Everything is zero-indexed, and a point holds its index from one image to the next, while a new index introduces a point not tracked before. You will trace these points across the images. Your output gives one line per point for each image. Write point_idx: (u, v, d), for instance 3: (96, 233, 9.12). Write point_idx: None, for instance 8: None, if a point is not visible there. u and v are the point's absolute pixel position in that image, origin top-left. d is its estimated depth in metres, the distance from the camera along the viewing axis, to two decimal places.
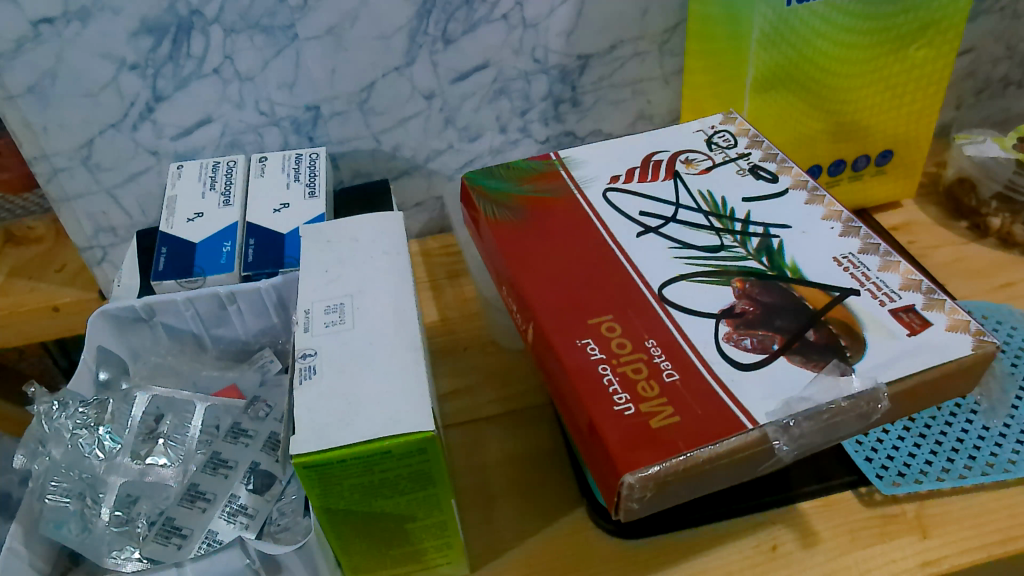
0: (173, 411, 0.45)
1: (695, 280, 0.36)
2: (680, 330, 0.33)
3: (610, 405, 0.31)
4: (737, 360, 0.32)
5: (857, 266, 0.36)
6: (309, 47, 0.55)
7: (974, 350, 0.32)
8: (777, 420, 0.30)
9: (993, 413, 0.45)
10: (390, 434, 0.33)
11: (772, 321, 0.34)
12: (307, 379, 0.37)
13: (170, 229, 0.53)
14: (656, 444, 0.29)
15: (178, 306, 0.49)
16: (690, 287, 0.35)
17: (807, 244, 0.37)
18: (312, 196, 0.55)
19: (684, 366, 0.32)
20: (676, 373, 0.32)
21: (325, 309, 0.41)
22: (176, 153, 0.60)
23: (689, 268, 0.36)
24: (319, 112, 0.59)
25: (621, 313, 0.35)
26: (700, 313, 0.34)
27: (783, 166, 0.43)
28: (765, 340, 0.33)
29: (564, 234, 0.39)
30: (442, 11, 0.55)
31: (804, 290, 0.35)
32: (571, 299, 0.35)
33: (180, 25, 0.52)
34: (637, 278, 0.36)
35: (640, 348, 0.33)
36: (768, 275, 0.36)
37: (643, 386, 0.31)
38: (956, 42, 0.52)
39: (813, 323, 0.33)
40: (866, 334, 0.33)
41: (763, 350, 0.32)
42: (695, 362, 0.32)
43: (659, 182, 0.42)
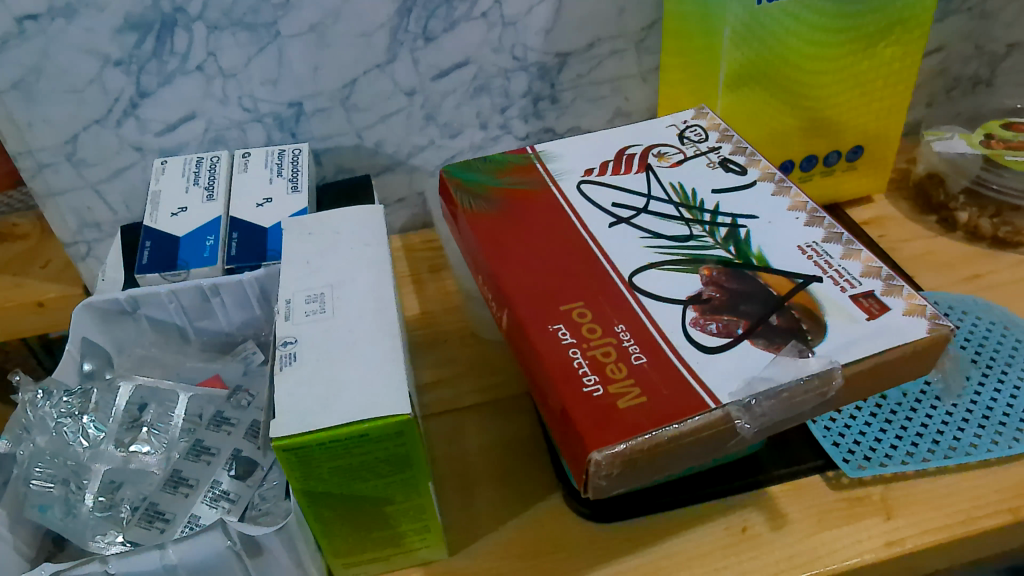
0: (156, 400, 0.46)
1: (664, 268, 0.37)
2: (648, 316, 0.35)
3: (579, 386, 0.32)
4: (702, 343, 0.33)
5: (820, 255, 0.37)
6: (292, 44, 0.56)
7: (929, 333, 0.33)
8: (739, 400, 0.31)
9: (948, 396, 0.47)
10: (368, 417, 0.35)
11: (737, 306, 0.35)
12: (287, 366, 0.38)
13: (154, 223, 0.54)
14: (623, 423, 0.30)
15: (162, 299, 0.50)
16: (659, 274, 0.37)
17: (773, 234, 0.39)
18: (295, 190, 0.56)
19: (652, 350, 0.33)
20: (643, 357, 0.33)
21: (306, 299, 0.42)
22: (160, 149, 0.60)
23: (659, 256, 0.38)
24: (301, 109, 0.60)
25: (592, 299, 0.36)
26: (667, 300, 0.35)
27: (752, 159, 0.44)
28: (730, 325, 0.34)
29: (539, 225, 0.40)
30: (422, 9, 0.56)
31: (769, 276, 0.36)
32: (543, 286, 0.37)
33: (164, 22, 0.53)
34: (609, 266, 0.37)
35: (610, 332, 0.34)
36: (735, 263, 0.37)
37: (612, 368, 0.32)
38: (923, 39, 0.54)
39: (777, 308, 0.35)
40: (828, 318, 0.34)
41: (728, 334, 0.33)
42: (662, 346, 0.33)
43: (631, 175, 0.43)
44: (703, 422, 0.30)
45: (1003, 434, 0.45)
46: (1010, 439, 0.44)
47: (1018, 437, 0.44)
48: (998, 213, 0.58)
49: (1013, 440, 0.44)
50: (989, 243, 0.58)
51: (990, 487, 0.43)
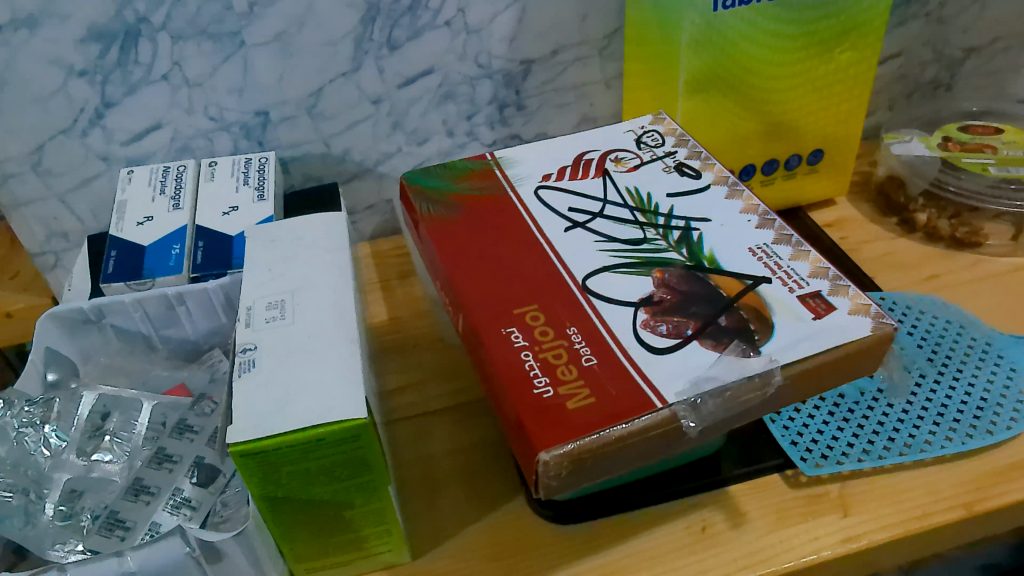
0: (120, 409, 0.46)
1: (618, 270, 0.38)
2: (600, 318, 0.35)
3: (531, 388, 0.32)
4: (652, 345, 0.34)
5: (770, 256, 0.38)
6: (257, 53, 0.57)
7: (872, 331, 0.34)
8: (686, 399, 0.31)
9: (896, 392, 0.48)
10: (324, 422, 0.35)
11: (687, 308, 0.35)
12: (246, 372, 0.38)
13: (120, 232, 0.54)
14: (572, 423, 0.31)
15: (127, 308, 0.50)
16: (613, 277, 0.37)
17: (725, 236, 0.39)
18: (261, 199, 0.57)
19: (602, 351, 0.34)
20: (594, 358, 0.33)
21: (266, 306, 0.42)
22: (127, 158, 0.60)
23: (613, 259, 0.38)
24: (268, 117, 0.60)
25: (546, 302, 0.36)
26: (619, 302, 0.36)
27: (707, 163, 0.45)
28: (679, 326, 0.35)
29: (496, 229, 0.41)
30: (386, 17, 0.57)
31: (720, 279, 0.37)
32: (498, 290, 0.37)
33: (128, 32, 0.54)
34: (563, 269, 0.38)
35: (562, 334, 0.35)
36: (687, 266, 0.38)
37: (563, 370, 0.33)
38: (878, 44, 0.55)
39: (726, 309, 0.35)
40: (775, 318, 0.35)
41: (677, 335, 0.34)
42: (612, 347, 0.34)
43: (589, 180, 0.44)
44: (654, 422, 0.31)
45: (957, 430, 0.46)
46: (964, 435, 0.45)
47: (972, 432, 0.45)
48: (957, 214, 0.59)
49: (967, 436, 0.45)
50: (947, 244, 0.59)
51: (944, 482, 0.44)
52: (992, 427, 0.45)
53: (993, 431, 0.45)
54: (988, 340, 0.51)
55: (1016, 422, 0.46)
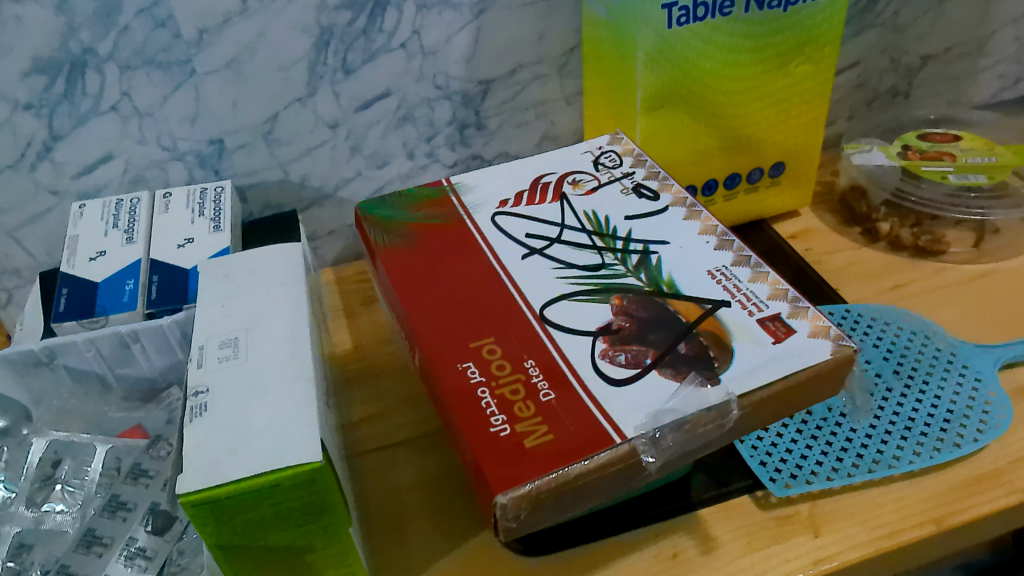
0: (71, 454, 0.44)
1: (576, 298, 0.37)
2: (558, 350, 0.34)
3: (488, 426, 0.31)
4: (610, 377, 0.33)
5: (730, 279, 0.38)
6: (208, 81, 0.55)
7: (833, 355, 0.33)
8: (645, 433, 0.31)
9: (858, 413, 0.47)
10: (277, 467, 0.34)
11: (646, 335, 0.35)
12: (197, 416, 0.37)
13: (71, 269, 0.53)
14: (529, 463, 0.30)
15: (79, 347, 0.48)
16: (570, 305, 0.37)
17: (684, 259, 0.39)
18: (217, 229, 0.55)
19: (561, 385, 0.33)
20: (552, 392, 0.33)
21: (218, 344, 0.41)
22: (78, 192, 0.59)
23: (570, 287, 0.38)
24: (223, 145, 0.59)
25: (503, 335, 0.35)
26: (577, 332, 0.35)
27: (665, 184, 0.44)
28: (638, 355, 0.34)
29: (452, 259, 0.40)
30: (340, 41, 0.56)
31: (679, 304, 0.36)
32: (454, 323, 0.36)
33: (74, 63, 0.52)
34: (520, 300, 0.37)
35: (520, 368, 0.34)
36: (646, 291, 0.37)
37: (520, 406, 0.32)
38: (834, 56, 0.55)
39: (685, 336, 0.35)
40: (735, 343, 0.34)
41: (636, 365, 0.33)
42: (571, 381, 0.33)
43: (546, 205, 0.43)
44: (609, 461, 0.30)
45: (925, 444, 0.45)
46: (932, 448, 0.45)
47: (940, 446, 0.45)
48: (919, 223, 0.60)
49: (935, 450, 0.45)
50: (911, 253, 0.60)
51: (914, 498, 0.43)
52: (960, 440, 0.45)
53: (960, 444, 0.45)
54: (953, 351, 0.51)
55: (983, 433, 0.46)
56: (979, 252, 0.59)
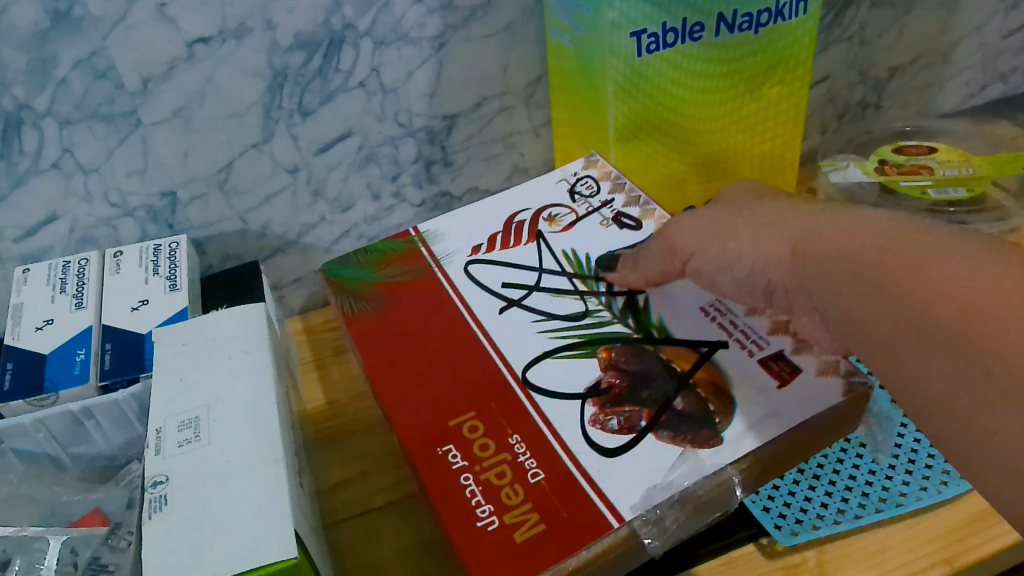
0: (23, 552, 0.41)
1: (561, 354, 0.35)
2: (544, 419, 0.33)
3: (476, 519, 0.30)
4: (607, 448, 0.31)
5: (725, 314, 0.36)
6: (156, 132, 0.52)
7: (843, 397, 0.32)
8: (642, 514, 0.29)
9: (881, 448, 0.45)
10: (248, 567, 0.31)
11: (638, 393, 0.33)
12: (157, 512, 0.34)
13: (16, 341, 0.49)
14: (518, 559, 0.28)
15: (28, 429, 0.45)
16: (556, 364, 0.35)
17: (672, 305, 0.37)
18: (173, 288, 0.52)
19: (550, 462, 0.31)
20: (540, 469, 0.31)
21: (178, 426, 0.38)
22: (21, 255, 0.55)
23: (553, 342, 0.36)
24: (176, 198, 0.56)
25: (484, 406, 0.34)
26: (565, 395, 0.33)
27: (646, 209, 0.43)
28: (631, 418, 0.32)
29: (429, 319, 0.38)
30: (294, 83, 0.53)
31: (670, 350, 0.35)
32: (434, 395, 0.35)
33: (8, 121, 0.49)
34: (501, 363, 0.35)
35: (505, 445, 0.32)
36: (635, 340, 0.36)
37: (507, 491, 0.31)
38: (807, 74, 0.53)
39: (680, 388, 0.33)
40: (735, 393, 0.33)
41: (630, 430, 0.32)
42: (559, 457, 0.31)
43: (522, 248, 0.41)
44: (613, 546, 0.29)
45: (930, 478, 0.44)
46: (938, 483, 0.44)
47: (946, 480, 0.44)
48: None
49: (941, 484, 0.44)
50: None
51: (924, 535, 0.42)
52: None
53: None
54: None
55: None
56: None
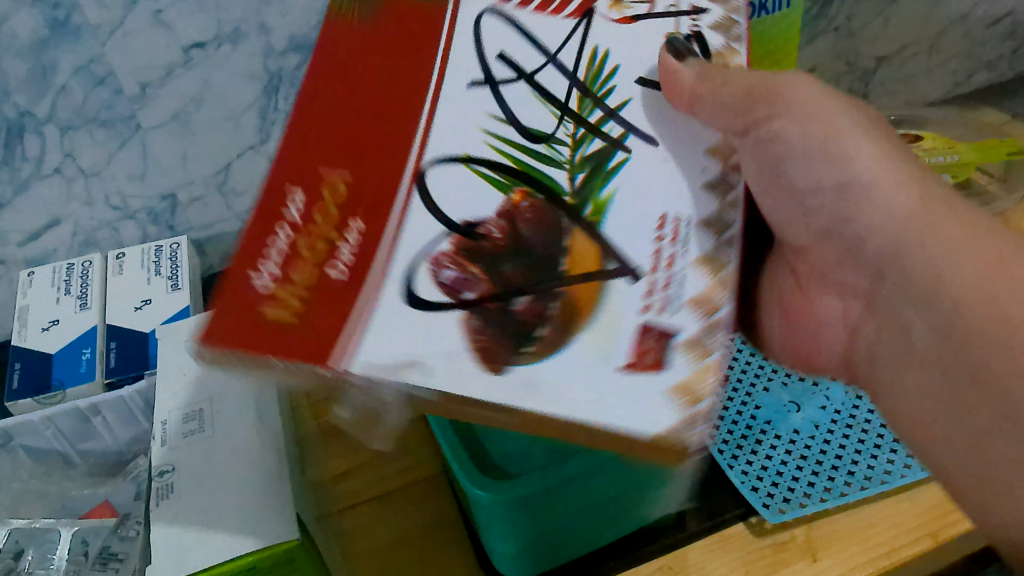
0: (35, 543, 0.43)
1: (477, 166, 0.28)
2: (398, 225, 0.26)
3: (293, 187, 0.26)
4: (409, 291, 0.25)
5: (676, 242, 0.28)
6: (155, 136, 0.53)
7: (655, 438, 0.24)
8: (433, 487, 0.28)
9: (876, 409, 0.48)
10: (253, 548, 0.33)
11: (498, 263, 0.26)
12: (163, 500, 0.35)
13: (23, 341, 0.50)
14: (255, 335, 0.23)
15: (36, 427, 0.46)
16: (461, 172, 0.28)
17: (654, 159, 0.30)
18: (175, 287, 0.53)
19: (372, 210, 0.26)
20: (363, 226, 0.26)
21: (183, 418, 0.39)
22: (25, 259, 0.56)
23: (482, 148, 0.28)
24: (175, 200, 0.57)
25: (357, 178, 0.26)
26: (437, 211, 0.27)
27: (728, 49, 0.34)
28: (465, 279, 0.26)
29: (378, 50, 0.29)
30: (290, 85, 0.54)
31: (580, 244, 0.27)
32: (319, 130, 0.27)
33: (11, 128, 0.50)
34: (412, 156, 0.27)
35: (346, 182, 0.26)
36: (565, 199, 0.28)
37: (314, 248, 0.25)
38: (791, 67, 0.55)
39: (544, 283, 0.26)
40: (579, 341, 0.26)
41: (452, 289, 0.25)
42: (382, 260, 0.25)
43: (554, 20, 0.31)
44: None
45: None
46: None
47: None
48: None
49: None
50: None
51: (908, 514, 0.43)
52: None
53: None
54: None
55: None
56: None
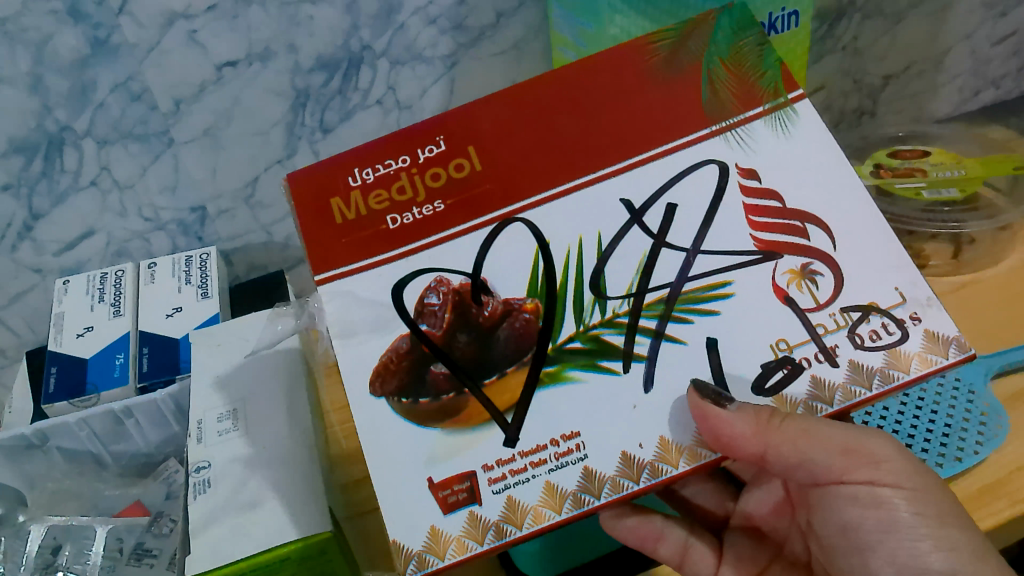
0: (71, 539, 0.46)
1: (538, 255, 0.34)
2: (457, 232, 0.35)
3: (357, 166, 0.36)
4: (400, 292, 0.34)
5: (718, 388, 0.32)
6: (187, 150, 0.55)
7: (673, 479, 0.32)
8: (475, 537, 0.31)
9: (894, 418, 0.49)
10: (286, 541, 0.34)
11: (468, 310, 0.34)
12: (201, 494, 0.37)
13: (59, 347, 0.52)
14: (326, 230, 0.34)
15: (72, 428, 0.48)
16: (507, 250, 0.34)
17: (757, 315, 0.34)
18: (205, 296, 0.55)
19: (457, 206, 0.35)
20: (444, 207, 0.35)
21: (218, 418, 0.41)
22: (61, 268, 0.59)
23: (557, 243, 0.34)
24: (205, 212, 0.59)
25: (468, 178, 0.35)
26: (490, 279, 0.34)
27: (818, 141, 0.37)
28: (435, 316, 0.34)
29: (646, 106, 0.37)
30: (316, 102, 0.56)
31: (514, 379, 0.33)
32: (481, 138, 0.36)
33: (50, 142, 0.52)
34: (515, 200, 0.35)
35: (475, 170, 0.36)
36: (632, 299, 0.34)
37: (404, 191, 0.35)
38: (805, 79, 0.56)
39: (491, 329, 0.34)
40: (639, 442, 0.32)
41: (427, 316, 0.34)
42: (444, 231, 0.35)
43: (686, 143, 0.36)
44: (406, 561, 0.31)
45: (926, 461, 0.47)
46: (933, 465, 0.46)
47: (941, 462, 0.47)
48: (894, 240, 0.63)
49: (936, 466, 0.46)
50: None
51: None
52: (960, 454, 0.47)
53: (961, 458, 0.47)
54: None
55: (981, 446, 0.47)
56: (958, 263, 0.62)
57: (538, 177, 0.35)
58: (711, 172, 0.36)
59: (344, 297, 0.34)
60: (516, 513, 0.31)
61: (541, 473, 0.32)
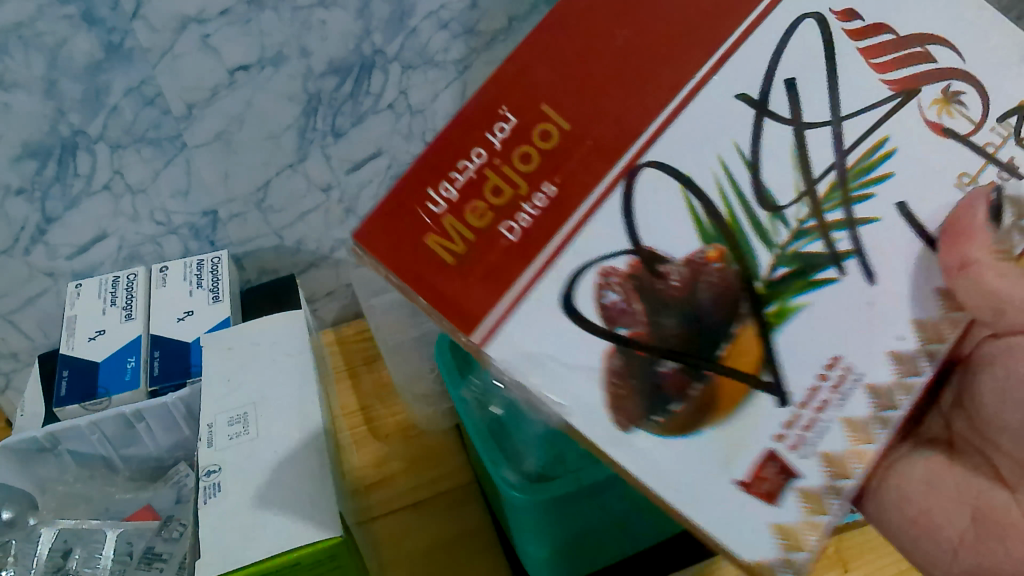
0: (82, 542, 0.46)
1: (691, 188, 0.27)
2: (590, 210, 0.27)
3: (425, 202, 0.26)
4: (567, 302, 0.27)
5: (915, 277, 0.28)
6: (199, 154, 0.55)
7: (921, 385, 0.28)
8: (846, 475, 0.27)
9: None
10: (298, 545, 0.34)
11: (654, 267, 0.27)
12: (211, 498, 0.36)
13: (70, 350, 0.52)
14: (433, 278, 0.26)
15: (83, 432, 0.48)
16: (660, 190, 0.27)
17: (929, 168, 0.29)
18: (216, 299, 0.55)
19: (568, 187, 0.27)
20: (557, 189, 0.27)
21: (228, 421, 0.40)
22: (73, 271, 0.59)
23: (715, 174, 0.27)
24: (217, 216, 0.59)
25: (569, 135, 0.27)
26: (662, 213, 0.27)
27: None
28: (618, 306, 0.27)
29: None
30: (328, 106, 0.56)
31: (747, 337, 0.27)
32: (549, 88, 0.27)
33: (64, 146, 0.52)
34: (640, 139, 0.27)
35: (566, 131, 0.27)
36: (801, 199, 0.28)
37: (499, 189, 0.26)
38: None
39: (682, 285, 0.27)
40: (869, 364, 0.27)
41: (607, 315, 0.27)
42: (571, 219, 0.27)
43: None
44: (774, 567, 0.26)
45: None
46: None
47: None
48: None
49: None
50: None
51: None
52: None
53: None
54: None
55: None
56: None
57: (660, 121, 0.27)
58: (811, 29, 0.28)
59: (537, 361, 0.26)
60: (841, 468, 0.27)
61: (830, 417, 0.27)
